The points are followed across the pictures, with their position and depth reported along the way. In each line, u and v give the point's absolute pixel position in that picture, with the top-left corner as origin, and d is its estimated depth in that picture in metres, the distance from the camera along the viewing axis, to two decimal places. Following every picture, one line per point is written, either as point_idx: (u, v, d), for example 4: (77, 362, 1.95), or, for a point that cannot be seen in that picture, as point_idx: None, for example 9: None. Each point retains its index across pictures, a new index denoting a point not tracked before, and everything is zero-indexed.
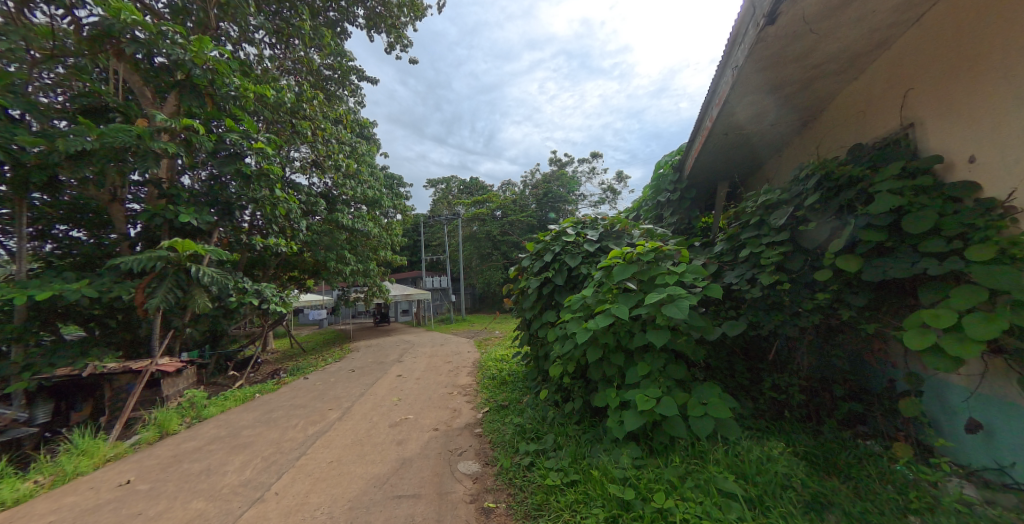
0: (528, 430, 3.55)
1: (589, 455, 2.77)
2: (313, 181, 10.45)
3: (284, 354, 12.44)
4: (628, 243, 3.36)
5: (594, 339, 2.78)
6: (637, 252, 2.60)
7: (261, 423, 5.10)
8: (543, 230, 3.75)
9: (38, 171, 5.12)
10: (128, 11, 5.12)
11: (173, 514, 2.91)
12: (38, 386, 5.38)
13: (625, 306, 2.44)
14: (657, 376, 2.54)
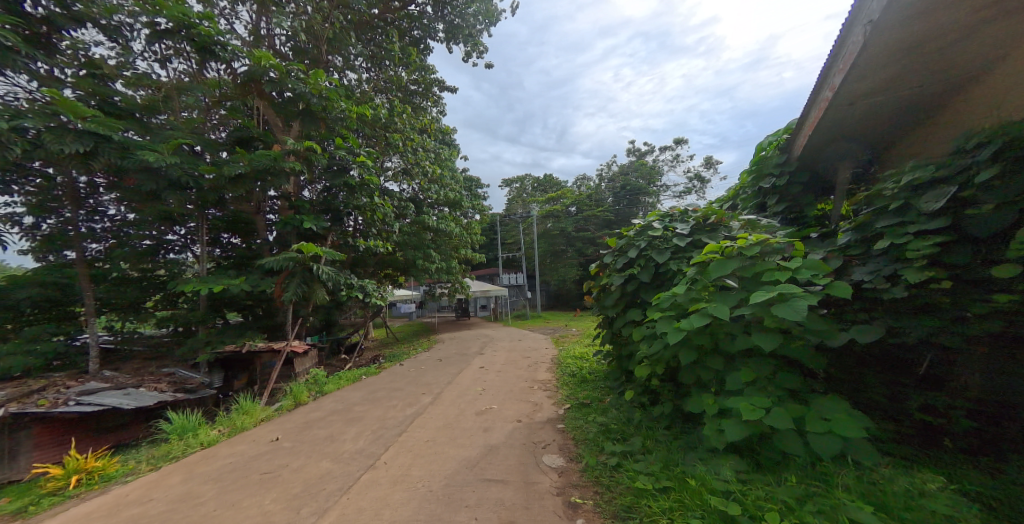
0: (612, 430, 3.47)
1: (682, 462, 2.60)
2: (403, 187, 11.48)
3: (381, 343, 13.89)
4: (725, 236, 3.05)
5: (687, 340, 2.59)
6: (738, 247, 2.36)
7: (367, 401, 5.80)
8: (627, 225, 3.61)
9: (212, 193, 6.66)
10: (265, 58, 6.10)
11: (308, 469, 3.48)
12: (213, 359, 7.13)
13: (725, 306, 2.22)
14: (764, 384, 2.27)
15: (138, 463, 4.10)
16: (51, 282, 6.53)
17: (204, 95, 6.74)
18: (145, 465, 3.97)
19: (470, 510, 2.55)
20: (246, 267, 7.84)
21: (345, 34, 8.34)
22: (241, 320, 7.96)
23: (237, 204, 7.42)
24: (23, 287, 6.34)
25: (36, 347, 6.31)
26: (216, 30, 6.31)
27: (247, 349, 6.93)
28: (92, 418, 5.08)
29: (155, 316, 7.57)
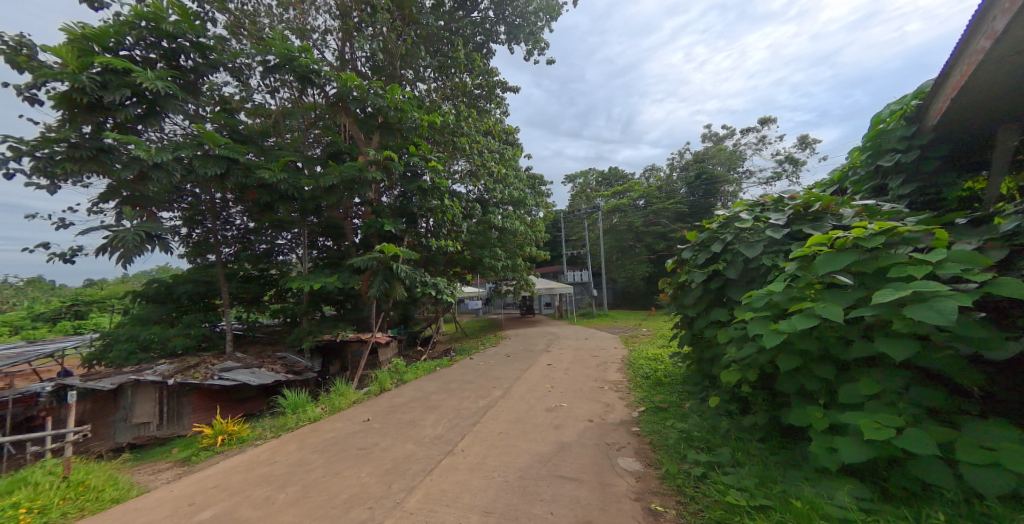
0: (695, 438, 3.24)
1: (781, 480, 2.32)
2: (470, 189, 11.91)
3: (452, 337, 14.63)
4: (833, 226, 2.66)
5: (788, 344, 2.31)
6: (854, 237, 2.02)
7: (442, 392, 6.15)
8: (709, 217, 3.33)
9: (310, 202, 7.81)
10: (351, 79, 7.08)
11: (394, 450, 3.89)
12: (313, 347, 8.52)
13: (838, 306, 1.92)
14: (894, 399, 1.92)
15: (266, 436, 5.15)
16: (200, 278, 8.20)
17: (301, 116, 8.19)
18: (270, 434, 5.10)
19: (546, 505, 2.58)
20: (337, 266, 8.93)
21: (415, 48, 8.94)
22: (335, 312, 9.04)
23: (329, 211, 8.46)
24: (184, 282, 8.13)
25: (189, 331, 7.74)
26: (311, 60, 7.15)
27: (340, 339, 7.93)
28: (225, 392, 7.17)
29: (270, 307, 8.99)
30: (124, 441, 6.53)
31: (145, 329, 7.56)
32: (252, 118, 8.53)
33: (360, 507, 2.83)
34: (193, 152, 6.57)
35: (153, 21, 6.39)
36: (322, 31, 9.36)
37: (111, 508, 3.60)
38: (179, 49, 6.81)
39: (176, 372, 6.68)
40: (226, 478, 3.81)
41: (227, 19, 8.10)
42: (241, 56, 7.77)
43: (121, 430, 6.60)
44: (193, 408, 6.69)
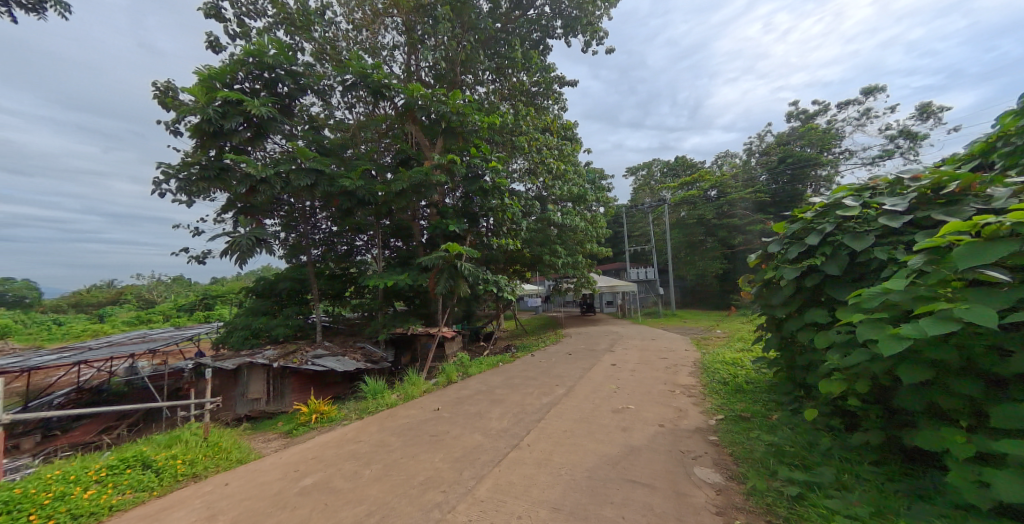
0: (788, 454, 2.90)
1: (905, 513, 1.96)
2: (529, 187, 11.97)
3: (513, 334, 14.87)
4: (971, 210, 2.21)
5: (913, 353, 1.94)
6: (1007, 222, 1.60)
7: (506, 387, 6.28)
8: (802, 206, 2.98)
9: (384, 206, 8.51)
10: (417, 89, 7.59)
11: (463, 439, 4.08)
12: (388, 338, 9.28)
13: (987, 308, 1.55)
14: None
15: (350, 417, 5.71)
16: (295, 276, 9.32)
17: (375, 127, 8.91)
18: (354, 416, 5.65)
19: (617, 508, 2.49)
20: (407, 264, 9.59)
21: (474, 53, 9.23)
22: (406, 307, 9.71)
23: (400, 213, 9.14)
24: (284, 279, 9.31)
25: (288, 321, 8.82)
26: (383, 75, 7.74)
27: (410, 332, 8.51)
28: (317, 376, 8.14)
29: (351, 302, 9.92)
30: (242, 413, 7.70)
31: (254, 319, 8.77)
32: (335, 134, 9.51)
33: (434, 489, 3.01)
34: (289, 166, 7.45)
35: (259, 56, 7.41)
36: (390, 47, 10.05)
37: (239, 466, 4.35)
38: (277, 78, 7.79)
39: (280, 356, 7.70)
40: (322, 451, 4.31)
41: (313, 47, 9.06)
42: (325, 78, 8.67)
43: (240, 403, 7.78)
44: (293, 388, 7.72)
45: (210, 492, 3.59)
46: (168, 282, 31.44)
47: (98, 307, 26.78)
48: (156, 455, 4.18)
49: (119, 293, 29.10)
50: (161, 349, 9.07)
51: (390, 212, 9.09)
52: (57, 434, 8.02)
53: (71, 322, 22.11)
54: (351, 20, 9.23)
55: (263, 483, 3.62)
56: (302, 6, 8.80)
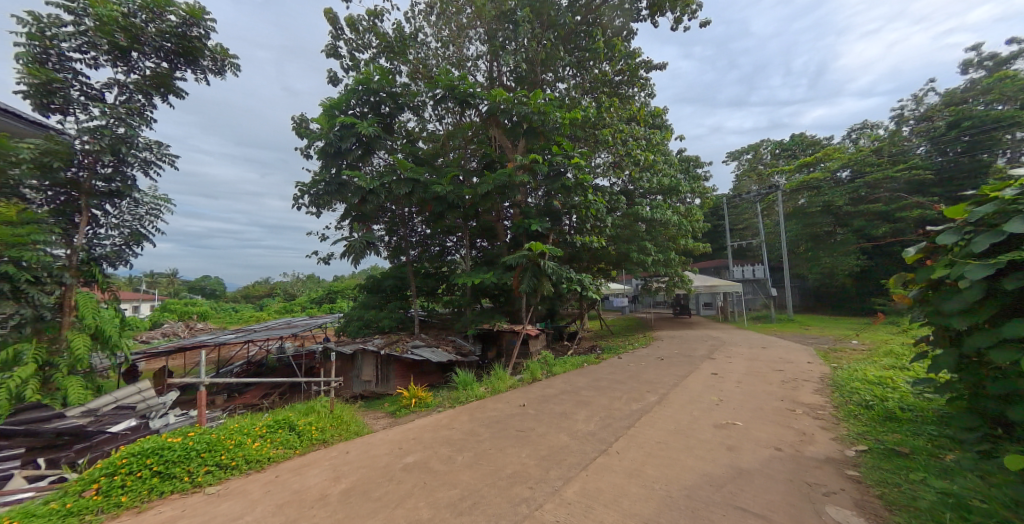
0: (968, 507, 2.24)
1: None
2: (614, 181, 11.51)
3: (598, 334, 14.45)
4: None
5: None
6: None
7: (592, 388, 6.13)
8: (997, 180, 2.24)
9: (471, 209, 9.02)
10: (500, 94, 7.84)
11: (549, 437, 4.10)
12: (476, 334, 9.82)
13: None
14: None
15: (444, 404, 6.20)
16: (397, 274, 10.40)
17: (462, 135, 9.53)
18: (448, 404, 6.12)
19: None
20: (493, 263, 9.99)
21: (554, 50, 9.21)
22: (492, 305, 10.17)
23: (485, 214, 9.62)
24: (388, 277, 10.44)
25: (392, 314, 9.93)
26: (470, 85, 8.17)
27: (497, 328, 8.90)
28: (415, 365, 8.97)
29: (443, 298, 10.71)
30: (358, 392, 8.88)
31: (365, 311, 10.02)
32: (428, 145, 10.35)
33: (522, 484, 3.07)
34: (391, 177, 8.33)
35: (367, 84, 8.42)
36: (475, 57, 10.55)
37: (357, 437, 5.05)
38: (380, 100, 8.77)
39: (386, 344, 8.72)
40: (421, 433, 4.73)
41: (409, 67, 9.96)
42: (419, 95, 9.47)
43: (356, 383, 9.02)
44: (396, 373, 8.64)
45: (335, 457, 4.22)
46: (304, 280, 37.90)
47: (258, 300, 33.58)
48: (298, 420, 5.04)
49: (271, 288, 36.10)
50: (300, 333, 10.99)
51: (477, 213, 9.59)
52: (233, 396, 10.29)
53: (240, 311, 28.03)
54: (439, 38, 9.91)
55: (375, 455, 4.11)
56: (399, 33, 9.73)
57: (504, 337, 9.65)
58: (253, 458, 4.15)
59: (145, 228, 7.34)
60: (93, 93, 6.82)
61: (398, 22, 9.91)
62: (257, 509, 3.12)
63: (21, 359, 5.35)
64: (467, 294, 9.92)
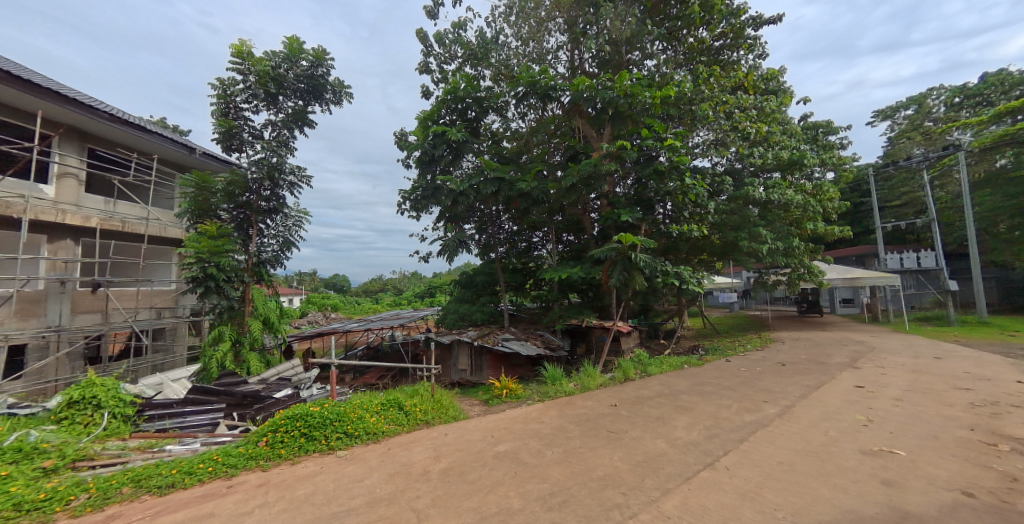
0: None
1: None
2: (717, 161, 10.32)
3: (700, 334, 13.11)
4: None
5: None
6: None
7: (695, 393, 5.56)
8: None
9: (557, 203, 8.93)
10: (583, 82, 7.62)
11: (644, 442, 3.84)
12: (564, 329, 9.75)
13: None
14: None
15: (535, 397, 6.29)
16: (487, 270, 10.83)
17: (545, 129, 9.49)
18: (538, 397, 6.19)
19: None
20: (580, 257, 9.79)
21: (641, 25, 8.59)
22: (580, 300, 9.98)
23: (571, 207, 9.49)
24: (479, 273, 10.94)
25: (484, 308, 10.43)
26: (551, 78, 8.07)
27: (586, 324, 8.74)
28: (506, 357, 9.27)
29: (531, 293, 10.85)
30: (455, 379, 9.54)
31: (460, 305, 10.69)
32: (512, 143, 10.55)
33: (615, 489, 2.92)
34: (479, 178, 8.69)
35: (454, 92, 8.91)
36: (555, 50, 10.38)
37: (455, 421, 5.45)
38: (467, 106, 9.19)
39: (478, 336, 9.19)
40: (511, 424, 4.85)
41: (492, 71, 10.24)
42: (502, 97, 9.68)
43: (454, 371, 9.71)
44: (488, 364, 9.03)
45: (436, 437, 4.59)
46: (410, 276, 42.28)
47: (374, 295, 38.55)
48: (405, 401, 5.62)
49: (384, 284, 41.17)
50: (406, 324, 12.27)
51: (562, 207, 9.49)
52: (356, 375, 11.98)
53: (360, 304, 32.49)
54: (519, 36, 9.98)
55: (469, 440, 4.35)
56: (481, 39, 10.07)
57: (593, 333, 9.40)
58: (370, 430, 4.74)
59: (293, 237, 8.95)
60: (257, 133, 8.54)
61: (480, 28, 10.26)
62: (373, 475, 3.54)
63: (221, 335, 7.77)
64: (555, 289, 9.90)
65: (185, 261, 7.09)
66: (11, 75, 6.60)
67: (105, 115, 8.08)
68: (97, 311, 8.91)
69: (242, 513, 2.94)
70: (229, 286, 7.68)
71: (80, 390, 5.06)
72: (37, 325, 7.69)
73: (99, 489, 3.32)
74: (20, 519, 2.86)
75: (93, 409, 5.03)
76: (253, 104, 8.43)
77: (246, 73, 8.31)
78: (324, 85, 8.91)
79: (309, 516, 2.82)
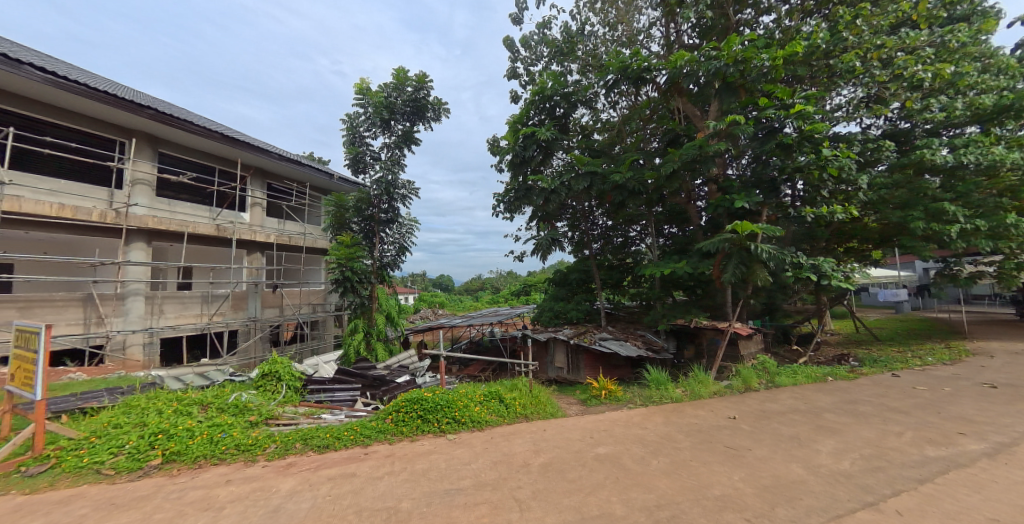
0: None
1: None
2: (873, 123, 8.45)
3: (848, 340, 10.69)
4: None
5: None
6: None
7: (846, 413, 4.53)
8: None
9: (655, 193, 8.26)
10: (681, 57, 6.89)
11: (775, 465, 3.23)
12: (668, 329, 8.97)
13: None
14: None
15: (637, 401, 5.92)
16: (581, 268, 10.54)
17: (639, 115, 8.88)
18: (640, 401, 5.80)
19: None
20: (685, 250, 8.90)
21: None
22: (687, 298, 9.09)
23: (674, 197, 8.70)
24: (573, 270, 10.66)
25: (579, 306, 10.22)
26: (643, 59, 7.48)
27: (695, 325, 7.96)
28: (604, 357, 8.91)
29: (630, 291, 10.21)
30: (553, 376, 9.56)
31: (555, 303, 10.61)
32: (603, 135, 10.12)
33: (737, 512, 2.52)
34: (570, 174, 8.51)
35: (542, 92, 8.90)
36: (647, 28, 9.61)
37: (553, 418, 5.44)
38: (555, 104, 9.05)
39: (575, 334, 9.01)
40: (612, 426, 4.60)
41: (579, 64, 9.94)
42: (591, 88, 9.33)
43: (550, 369, 9.74)
44: (586, 364, 8.79)
45: (536, 432, 4.62)
46: (507, 276, 43.92)
47: (475, 294, 41.08)
48: (506, 395, 5.79)
49: (483, 283, 43.58)
50: (505, 320, 12.72)
51: (662, 198, 8.75)
52: (461, 368, 12.89)
53: (462, 302, 35.05)
54: (606, 22, 9.50)
55: (569, 439, 4.25)
56: (567, 34, 9.87)
57: (704, 335, 8.46)
58: (475, 418, 4.99)
59: (408, 242, 10.06)
60: (376, 155, 9.78)
61: (566, 23, 10.05)
62: (479, 460, 3.70)
63: (356, 327, 9.06)
64: (657, 287, 9.21)
65: (329, 266, 8.52)
66: (223, 136, 8.92)
67: (275, 155, 10.18)
68: (276, 305, 11.26)
69: (375, 477, 3.36)
70: (361, 286, 8.99)
71: (269, 365, 6.27)
72: (243, 316, 10.26)
73: (282, 442, 4.20)
74: (239, 456, 3.89)
75: (277, 381, 6.18)
76: (372, 132, 9.68)
77: (365, 106, 9.61)
78: (426, 105, 9.77)
79: (426, 489, 3.08)
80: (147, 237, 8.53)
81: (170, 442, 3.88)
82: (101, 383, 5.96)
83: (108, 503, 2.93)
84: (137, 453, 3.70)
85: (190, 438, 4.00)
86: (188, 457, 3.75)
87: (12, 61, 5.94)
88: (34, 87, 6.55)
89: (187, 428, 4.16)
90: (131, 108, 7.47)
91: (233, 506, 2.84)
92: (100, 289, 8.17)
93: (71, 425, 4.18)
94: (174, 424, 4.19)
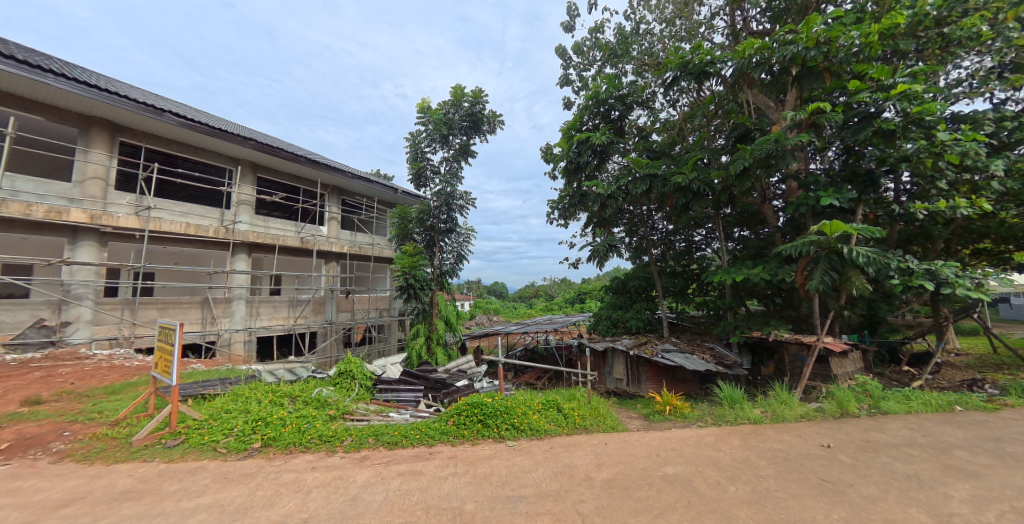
0: None
1: None
2: (1006, 99, 7.00)
3: (981, 363, 8.85)
4: None
5: None
6: None
7: (985, 451, 3.73)
8: None
9: (724, 194, 7.63)
10: (751, 45, 6.35)
11: (890, 507, 2.72)
12: (742, 343, 8.15)
13: None
14: None
15: (708, 419, 5.43)
16: (641, 274, 10.03)
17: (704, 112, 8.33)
18: (712, 419, 5.32)
19: None
20: (762, 255, 8.07)
21: None
22: (765, 307, 8.21)
23: (747, 197, 7.99)
24: (632, 277, 10.16)
25: (640, 314, 9.66)
26: (706, 53, 6.99)
27: (776, 338, 7.21)
28: (669, 371, 8.33)
29: (695, 300, 9.47)
30: (613, 388, 9.22)
31: (613, 311, 10.21)
32: (662, 135, 9.63)
33: None
34: (627, 178, 8.15)
35: (596, 97, 8.72)
36: (710, 19, 9.00)
37: (614, 431, 5.17)
38: (610, 107, 8.75)
39: (635, 344, 8.51)
40: (681, 445, 4.24)
41: (634, 64, 9.59)
42: (647, 88, 8.96)
43: (610, 380, 9.41)
44: (648, 376, 8.24)
45: (599, 445, 4.41)
46: (561, 282, 43.54)
47: (530, 301, 41.17)
48: (564, 405, 5.62)
49: (538, 289, 43.57)
50: (560, 329, 12.51)
51: (732, 198, 8.06)
52: (517, 374, 12.95)
53: (517, 308, 35.45)
54: (663, 18, 9.09)
55: (635, 455, 4.00)
56: (621, 35, 9.61)
57: (786, 350, 7.47)
58: (534, 427, 4.90)
59: (465, 251, 10.34)
60: (436, 169, 10.27)
61: (619, 23, 9.78)
62: (540, 469, 3.62)
63: (418, 331, 9.56)
64: (728, 295, 8.41)
65: (395, 274, 9.06)
66: (308, 159, 9.94)
67: (349, 173, 11.11)
68: (349, 310, 12.14)
69: (441, 476, 3.43)
70: (423, 293, 9.40)
71: (346, 365, 6.80)
72: (322, 319, 11.28)
73: (357, 436, 4.46)
74: (322, 445, 4.19)
75: (351, 379, 6.64)
76: (432, 147, 10.20)
77: (427, 124, 10.16)
78: (482, 119, 10.08)
79: (489, 493, 3.06)
80: (249, 249, 9.71)
81: (267, 429, 4.31)
82: (216, 373, 6.91)
83: (222, 476, 3.34)
84: (243, 436, 4.17)
85: (283, 427, 4.41)
86: (281, 443, 4.12)
87: (155, 110, 7.27)
88: (170, 130, 7.95)
89: (280, 417, 4.60)
90: (238, 141, 8.62)
91: (319, 491, 3.06)
92: (214, 294, 9.47)
93: (195, 408, 4.84)
94: (271, 413, 4.66)
